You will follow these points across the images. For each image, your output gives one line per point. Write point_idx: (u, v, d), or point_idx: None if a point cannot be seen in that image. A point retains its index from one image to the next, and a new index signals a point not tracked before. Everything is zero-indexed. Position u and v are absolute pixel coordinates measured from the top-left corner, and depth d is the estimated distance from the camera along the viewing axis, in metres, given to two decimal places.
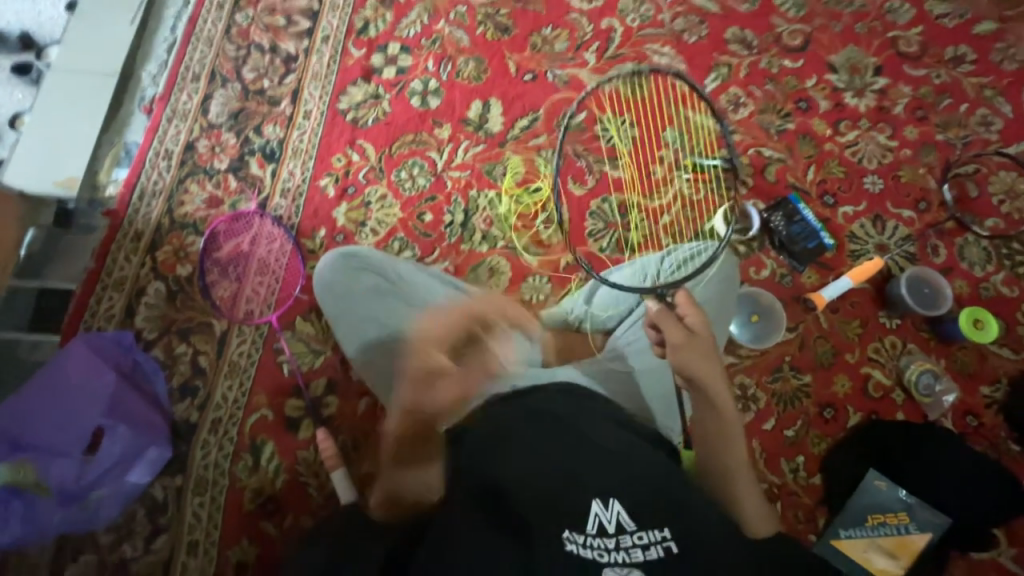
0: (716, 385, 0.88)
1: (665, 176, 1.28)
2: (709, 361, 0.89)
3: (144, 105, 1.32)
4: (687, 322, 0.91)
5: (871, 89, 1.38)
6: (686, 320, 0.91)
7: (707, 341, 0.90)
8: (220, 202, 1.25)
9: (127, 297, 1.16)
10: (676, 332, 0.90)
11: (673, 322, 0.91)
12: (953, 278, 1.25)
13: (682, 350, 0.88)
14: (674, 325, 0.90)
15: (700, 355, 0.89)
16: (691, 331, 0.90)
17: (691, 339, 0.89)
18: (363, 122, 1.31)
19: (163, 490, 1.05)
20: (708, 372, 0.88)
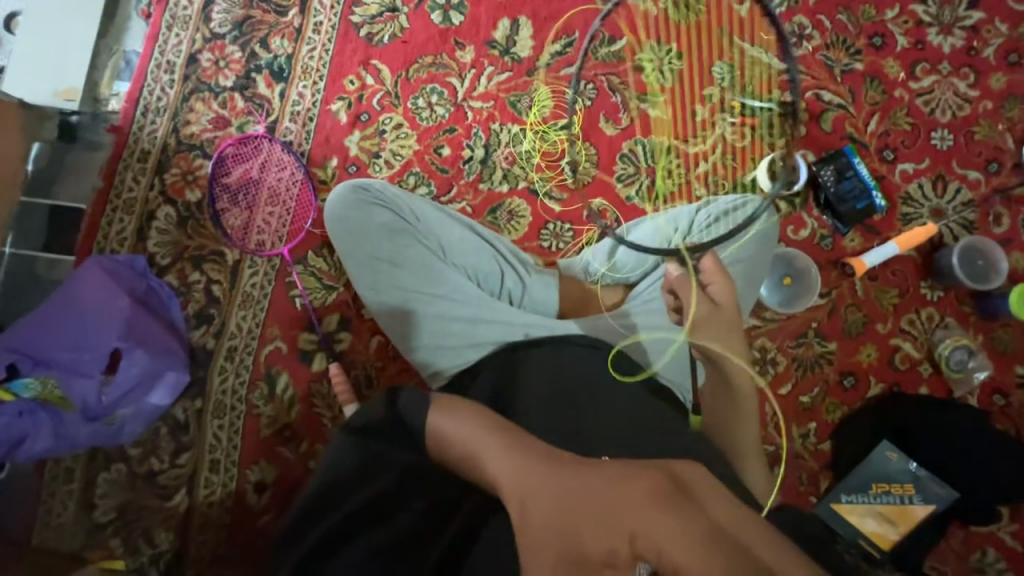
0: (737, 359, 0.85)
1: (709, 119, 1.16)
2: (732, 334, 0.84)
3: (141, 9, 1.21)
4: (709, 291, 0.85)
5: (962, 25, 1.19)
6: (709, 289, 0.85)
7: (731, 313, 0.85)
8: (227, 123, 1.18)
9: (138, 220, 1.14)
10: (698, 304, 0.84)
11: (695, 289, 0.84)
12: (1010, 250, 1.14)
13: (703, 322, 0.84)
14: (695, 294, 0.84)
15: (724, 329, 0.84)
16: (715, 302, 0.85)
17: (715, 311, 0.84)
18: (378, 39, 1.18)
19: (185, 412, 1.09)
20: (731, 349, 0.84)
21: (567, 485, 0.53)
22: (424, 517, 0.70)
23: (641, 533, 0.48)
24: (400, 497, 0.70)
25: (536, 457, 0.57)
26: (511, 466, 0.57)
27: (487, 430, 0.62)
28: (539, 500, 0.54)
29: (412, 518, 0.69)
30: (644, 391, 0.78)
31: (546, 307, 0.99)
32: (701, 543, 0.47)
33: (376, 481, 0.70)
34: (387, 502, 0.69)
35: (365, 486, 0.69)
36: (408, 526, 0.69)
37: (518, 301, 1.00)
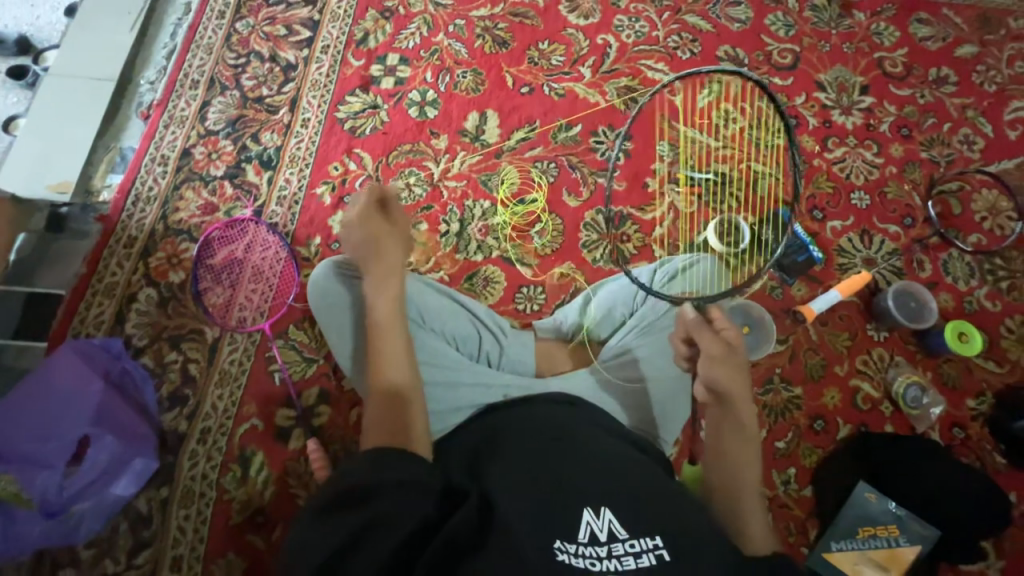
0: (742, 400, 0.85)
1: (658, 190, 1.31)
2: (739, 374, 0.86)
3: (142, 111, 1.33)
4: (722, 335, 0.88)
5: (858, 107, 1.42)
6: (722, 332, 0.88)
7: (741, 355, 0.87)
8: (215, 208, 1.25)
9: (118, 304, 1.15)
10: (713, 344, 0.86)
11: (709, 333, 0.87)
12: (938, 292, 1.27)
13: (717, 361, 0.85)
14: (712, 338, 0.87)
15: (731, 369, 0.85)
16: (729, 344, 0.87)
17: (727, 352, 0.86)
18: (361, 131, 1.32)
19: (148, 502, 1.03)
20: (739, 389, 0.85)
21: (394, 343, 0.81)
22: (396, 558, 0.57)
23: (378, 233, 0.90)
24: (370, 538, 0.57)
25: (384, 373, 0.79)
26: (382, 380, 0.78)
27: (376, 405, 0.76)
28: (393, 359, 0.80)
29: (382, 562, 0.56)
30: (618, 440, 0.79)
31: (523, 367, 1.04)
32: (372, 225, 0.92)
33: (342, 528, 0.58)
34: (355, 550, 0.57)
35: (329, 538, 0.58)
36: (380, 568, 0.56)
37: (496, 362, 1.04)
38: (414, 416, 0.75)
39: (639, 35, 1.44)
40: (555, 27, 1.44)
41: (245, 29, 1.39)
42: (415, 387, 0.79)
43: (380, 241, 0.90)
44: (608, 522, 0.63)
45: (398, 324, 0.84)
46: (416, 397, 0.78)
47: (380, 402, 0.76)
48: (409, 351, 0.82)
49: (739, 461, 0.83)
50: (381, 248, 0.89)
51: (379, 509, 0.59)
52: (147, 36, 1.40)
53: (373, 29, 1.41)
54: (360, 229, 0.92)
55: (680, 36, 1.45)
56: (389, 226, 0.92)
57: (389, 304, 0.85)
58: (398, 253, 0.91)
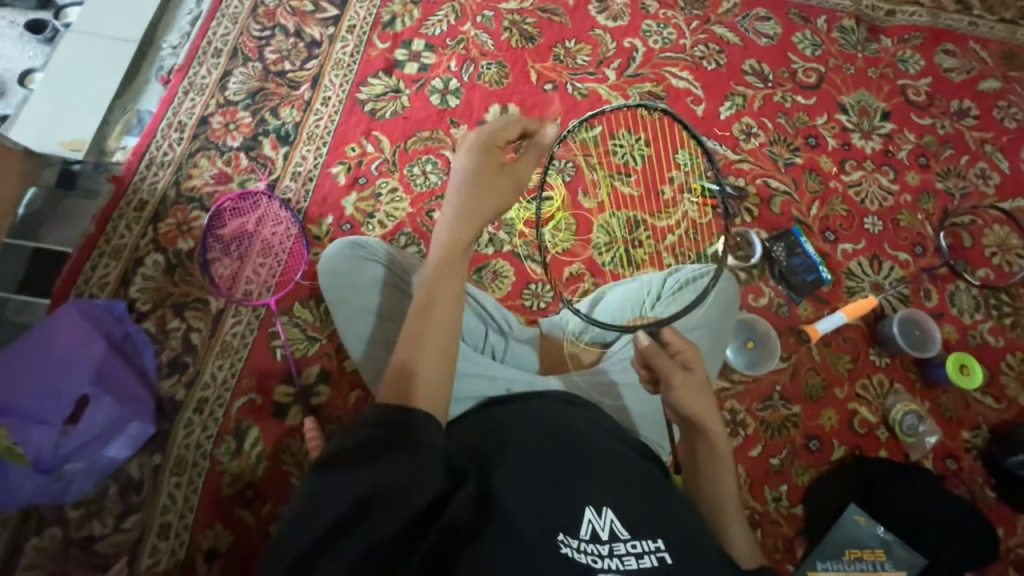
0: (709, 421, 0.84)
1: (673, 198, 1.30)
2: (702, 396, 0.84)
3: (161, 75, 1.32)
4: (680, 359, 0.86)
5: (878, 133, 1.42)
6: (679, 356, 0.86)
7: (702, 377, 0.85)
8: (229, 179, 1.24)
9: (124, 266, 1.15)
10: (671, 369, 0.85)
11: (665, 359, 0.85)
12: (942, 323, 1.28)
13: (677, 387, 0.84)
14: (669, 363, 0.85)
15: (693, 392, 0.84)
16: (687, 367, 0.85)
17: (687, 376, 0.85)
18: (381, 114, 1.31)
19: (140, 468, 1.03)
20: (705, 411, 0.84)
21: (449, 299, 0.73)
22: (399, 537, 0.57)
23: (491, 177, 0.80)
24: (378, 510, 0.57)
25: (422, 326, 0.71)
26: (418, 333, 0.71)
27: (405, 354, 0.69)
28: (440, 316, 0.72)
29: (386, 539, 0.56)
30: (621, 443, 0.79)
31: (527, 364, 1.05)
32: (487, 166, 0.80)
33: (348, 497, 0.57)
34: (360, 522, 0.57)
35: (335, 506, 0.57)
36: (384, 544, 0.56)
37: (500, 356, 1.04)
38: (438, 385, 0.68)
39: (666, 41, 1.44)
40: (583, 26, 1.43)
41: (272, 2, 1.38)
42: (445, 350, 0.71)
43: (483, 185, 0.79)
44: (611, 522, 0.64)
45: (454, 280, 0.75)
46: (444, 360, 0.69)
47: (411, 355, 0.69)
48: (458, 313, 0.74)
49: (715, 479, 0.83)
50: (478, 191, 0.79)
51: (393, 480, 0.58)
52: (172, 0, 1.39)
53: (401, 13, 1.40)
54: (471, 162, 0.80)
55: (707, 47, 1.44)
56: (501, 174, 0.81)
57: (453, 252, 0.76)
58: (492, 205, 0.80)
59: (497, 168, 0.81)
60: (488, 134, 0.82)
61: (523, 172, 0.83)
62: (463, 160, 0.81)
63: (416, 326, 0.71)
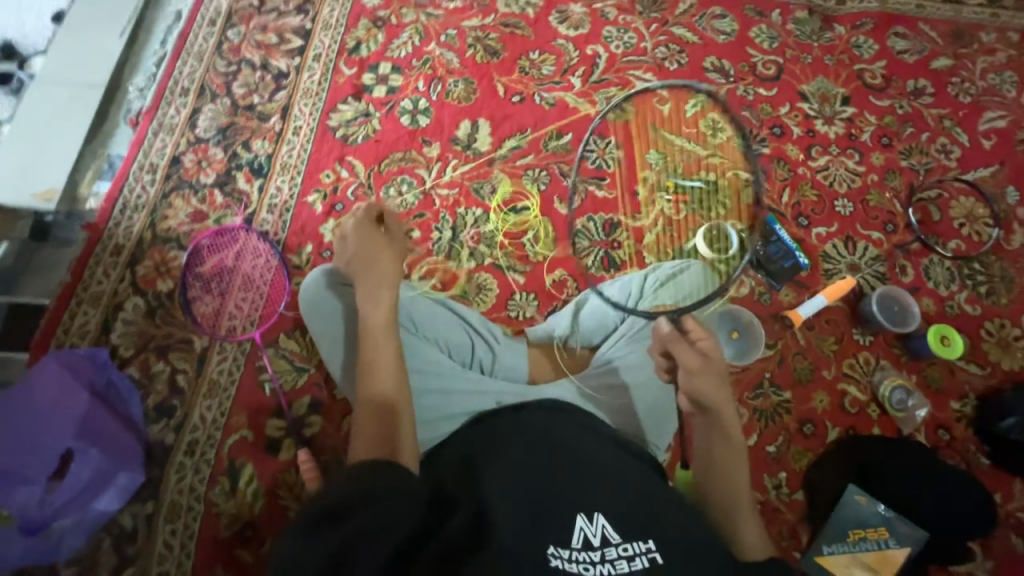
0: (726, 409, 0.85)
1: (648, 198, 1.32)
2: (720, 384, 0.86)
3: (130, 118, 1.32)
4: (700, 346, 0.86)
5: (840, 117, 1.46)
6: (699, 344, 0.87)
7: (720, 364, 0.87)
8: (205, 216, 1.24)
9: (104, 313, 1.13)
10: (691, 357, 0.85)
11: (686, 347, 0.86)
12: (920, 296, 1.30)
13: (698, 374, 0.85)
14: (689, 351, 0.86)
15: (712, 380, 0.85)
16: (706, 355, 0.86)
17: (706, 364, 0.86)
18: (353, 139, 1.32)
19: (133, 518, 1.01)
20: (722, 400, 0.85)
21: (384, 357, 0.82)
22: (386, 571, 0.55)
23: (375, 245, 0.91)
24: (360, 553, 0.55)
25: (371, 388, 0.78)
26: (370, 396, 0.78)
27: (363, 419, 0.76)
28: (381, 373, 0.80)
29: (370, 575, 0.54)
30: (614, 446, 0.80)
31: (517, 374, 1.05)
32: (370, 236, 0.91)
33: (328, 544, 0.56)
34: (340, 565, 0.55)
35: (315, 554, 0.56)
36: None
37: (489, 369, 1.04)
38: (402, 432, 0.75)
39: (628, 46, 1.47)
40: (545, 37, 1.46)
41: (236, 37, 1.39)
42: (401, 403, 0.78)
43: (373, 252, 0.90)
44: (602, 527, 0.63)
45: (388, 335, 0.84)
46: (401, 411, 0.77)
47: (369, 417, 0.76)
48: (398, 365, 0.82)
49: (727, 469, 0.84)
50: (372, 261, 0.89)
51: (373, 518, 0.58)
52: (136, 43, 1.39)
53: (365, 38, 1.42)
54: (353, 240, 0.92)
55: (668, 48, 1.48)
56: (384, 237, 0.92)
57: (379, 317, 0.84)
58: (391, 263, 0.90)
59: (378, 235, 0.92)
60: (360, 216, 0.94)
61: (398, 228, 0.95)
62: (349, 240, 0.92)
63: (365, 393, 0.79)
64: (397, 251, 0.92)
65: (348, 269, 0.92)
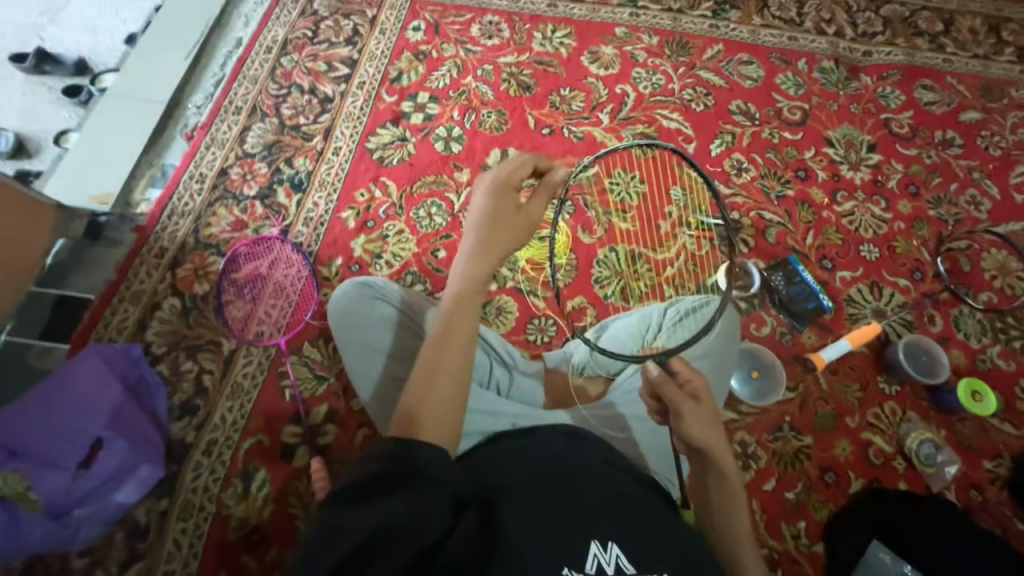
0: (720, 448, 0.84)
1: (671, 231, 1.34)
2: (712, 425, 0.84)
3: (186, 132, 1.42)
4: (687, 389, 0.87)
5: (866, 164, 1.47)
6: (687, 386, 0.87)
7: (710, 407, 0.86)
8: (245, 225, 1.31)
9: (142, 310, 1.19)
10: (680, 401, 0.85)
11: (673, 388, 0.86)
12: (950, 348, 1.27)
13: (688, 415, 0.84)
14: (678, 393, 0.85)
15: (703, 423, 0.84)
16: (694, 396, 0.86)
17: (695, 407, 0.85)
18: (389, 161, 1.39)
19: (147, 513, 1.03)
20: (716, 440, 0.84)
21: (457, 336, 0.78)
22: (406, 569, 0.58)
23: (510, 215, 0.86)
24: (381, 551, 0.58)
25: (432, 361, 0.75)
26: (428, 370, 0.75)
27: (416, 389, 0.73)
28: (449, 352, 0.76)
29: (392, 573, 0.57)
30: (621, 473, 0.79)
31: (531, 398, 1.05)
32: (505, 206, 0.87)
33: (349, 539, 0.58)
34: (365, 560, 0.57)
35: (337, 548, 0.58)
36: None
37: (505, 391, 1.04)
38: (444, 420, 0.71)
39: (656, 86, 1.53)
40: (576, 76, 1.53)
41: (289, 64, 1.50)
42: (453, 392, 0.73)
43: (497, 223, 0.85)
44: (616, 557, 0.63)
45: (468, 315, 0.80)
46: (451, 400, 0.73)
47: (420, 391, 0.73)
48: (467, 352, 0.77)
49: (727, 513, 0.81)
50: (490, 228, 0.85)
51: (393, 520, 0.59)
52: (199, 65, 1.52)
53: (407, 69, 1.52)
54: (488, 202, 0.87)
55: (695, 90, 1.53)
56: (516, 211, 0.87)
57: (468, 289, 0.81)
58: (505, 241, 0.85)
59: (512, 208, 0.87)
60: (502, 176, 0.89)
61: (536, 207, 0.89)
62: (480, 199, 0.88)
63: (426, 363, 0.75)
64: (517, 232, 0.87)
65: (468, 226, 0.87)
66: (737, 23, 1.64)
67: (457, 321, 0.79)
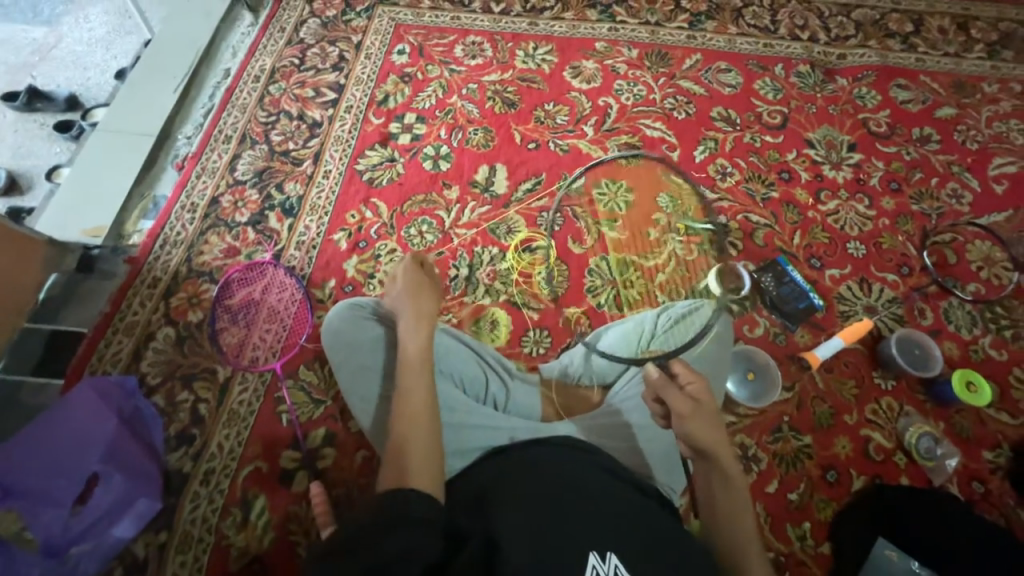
0: (722, 450, 0.84)
1: (660, 238, 1.29)
2: (714, 427, 0.85)
3: (177, 162, 1.44)
4: (689, 390, 0.87)
5: (847, 163, 1.50)
6: (688, 388, 0.88)
7: (711, 407, 0.87)
8: (237, 252, 1.32)
9: (136, 341, 1.19)
10: (682, 402, 0.85)
11: (676, 391, 0.87)
12: (942, 340, 1.28)
13: (691, 419, 0.84)
14: (680, 396, 0.86)
15: (706, 424, 0.84)
16: (696, 399, 0.86)
17: (697, 407, 0.85)
18: (378, 182, 1.41)
19: (146, 547, 1.01)
20: (718, 442, 0.84)
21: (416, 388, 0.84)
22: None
23: (421, 290, 0.99)
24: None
25: (401, 416, 0.80)
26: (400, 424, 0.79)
27: (394, 445, 0.77)
28: (413, 403, 0.81)
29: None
30: (620, 482, 0.79)
31: (529, 411, 1.05)
32: (414, 283, 0.99)
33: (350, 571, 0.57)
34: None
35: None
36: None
37: (503, 405, 1.05)
38: (426, 464, 0.75)
39: (637, 97, 1.57)
40: (559, 90, 1.57)
41: (277, 91, 1.53)
42: (428, 437, 0.78)
43: (416, 298, 0.97)
44: (615, 567, 0.63)
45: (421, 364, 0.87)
46: (429, 444, 0.77)
47: (399, 446, 0.76)
48: (429, 398, 0.83)
49: (732, 515, 0.81)
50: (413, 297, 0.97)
51: (395, 549, 0.59)
52: (188, 96, 1.54)
53: (393, 91, 1.55)
54: (400, 287, 1.00)
55: (676, 99, 1.57)
56: (426, 286, 1.00)
57: (416, 347, 0.89)
58: (429, 303, 0.97)
59: (422, 283, 1.00)
60: (405, 265, 1.03)
61: (436, 279, 1.03)
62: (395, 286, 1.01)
63: (396, 419, 0.80)
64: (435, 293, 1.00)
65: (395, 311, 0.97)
66: (713, 34, 1.69)
67: (412, 377, 0.85)
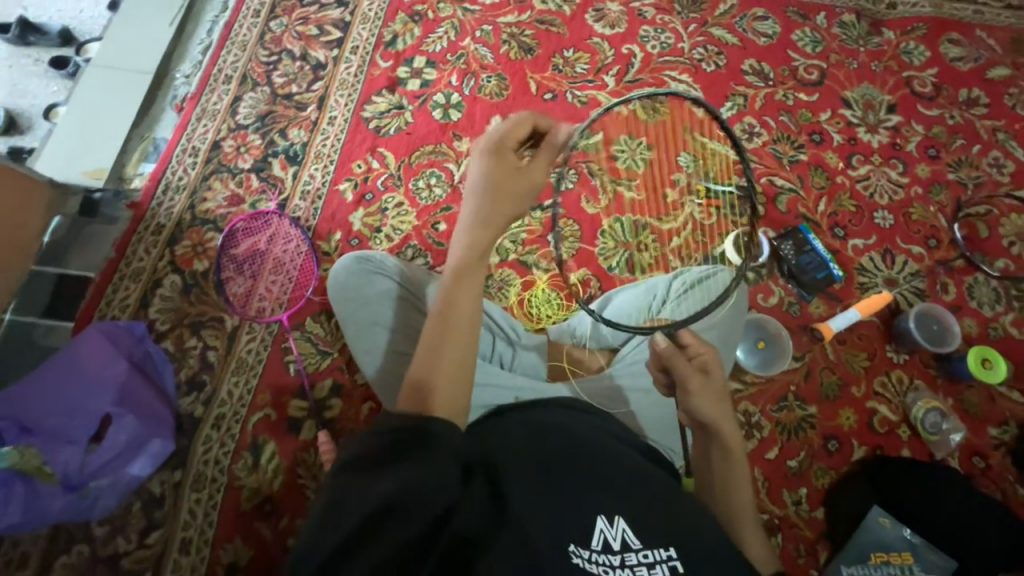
0: (725, 425, 0.84)
1: (677, 200, 1.30)
2: (720, 402, 0.84)
3: (176, 103, 1.37)
4: (698, 363, 0.85)
5: (884, 126, 1.40)
6: (698, 360, 0.85)
7: (719, 381, 0.85)
8: (241, 200, 1.28)
9: (144, 287, 1.19)
10: (690, 376, 0.84)
11: (685, 364, 0.85)
12: (961, 316, 1.24)
13: (696, 393, 0.83)
14: (688, 368, 0.84)
15: (712, 399, 0.84)
16: (706, 372, 0.85)
17: (705, 382, 0.84)
18: (385, 131, 1.34)
19: (162, 484, 1.06)
20: (720, 417, 0.84)
21: (463, 314, 0.75)
22: (408, 549, 0.55)
23: (516, 181, 0.80)
24: (392, 522, 0.56)
25: (433, 338, 0.73)
26: (434, 347, 0.72)
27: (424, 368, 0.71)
28: (451, 333, 0.73)
29: (406, 542, 0.55)
30: (626, 447, 0.79)
31: (536, 370, 1.05)
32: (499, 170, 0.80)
33: (361, 510, 0.56)
34: (364, 544, 0.55)
35: (348, 520, 0.56)
36: (393, 558, 0.54)
37: (509, 364, 1.05)
38: (446, 401, 0.69)
39: (664, 46, 1.45)
40: (580, 35, 1.45)
41: (278, 28, 1.43)
42: (457, 375, 0.71)
43: (497, 191, 0.79)
44: (622, 531, 0.63)
45: (468, 290, 0.76)
46: (457, 386, 0.70)
47: (428, 371, 0.70)
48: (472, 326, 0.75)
49: (730, 484, 0.82)
50: (495, 193, 0.79)
51: (405, 488, 0.57)
52: (184, 31, 1.45)
53: (402, 31, 1.44)
54: (485, 167, 0.81)
55: (706, 49, 1.45)
56: (516, 178, 0.80)
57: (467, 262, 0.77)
58: (507, 209, 0.80)
59: (510, 171, 0.81)
60: (498, 138, 0.81)
61: (540, 171, 0.82)
62: (477, 166, 0.82)
63: (431, 340, 0.73)
64: (521, 200, 0.81)
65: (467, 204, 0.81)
66: None
67: (462, 299, 0.75)
